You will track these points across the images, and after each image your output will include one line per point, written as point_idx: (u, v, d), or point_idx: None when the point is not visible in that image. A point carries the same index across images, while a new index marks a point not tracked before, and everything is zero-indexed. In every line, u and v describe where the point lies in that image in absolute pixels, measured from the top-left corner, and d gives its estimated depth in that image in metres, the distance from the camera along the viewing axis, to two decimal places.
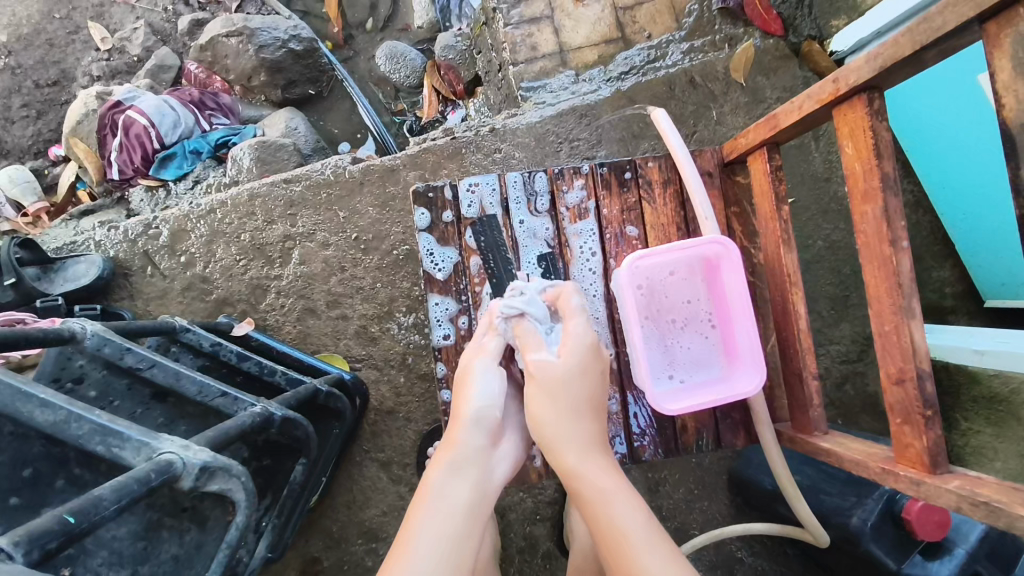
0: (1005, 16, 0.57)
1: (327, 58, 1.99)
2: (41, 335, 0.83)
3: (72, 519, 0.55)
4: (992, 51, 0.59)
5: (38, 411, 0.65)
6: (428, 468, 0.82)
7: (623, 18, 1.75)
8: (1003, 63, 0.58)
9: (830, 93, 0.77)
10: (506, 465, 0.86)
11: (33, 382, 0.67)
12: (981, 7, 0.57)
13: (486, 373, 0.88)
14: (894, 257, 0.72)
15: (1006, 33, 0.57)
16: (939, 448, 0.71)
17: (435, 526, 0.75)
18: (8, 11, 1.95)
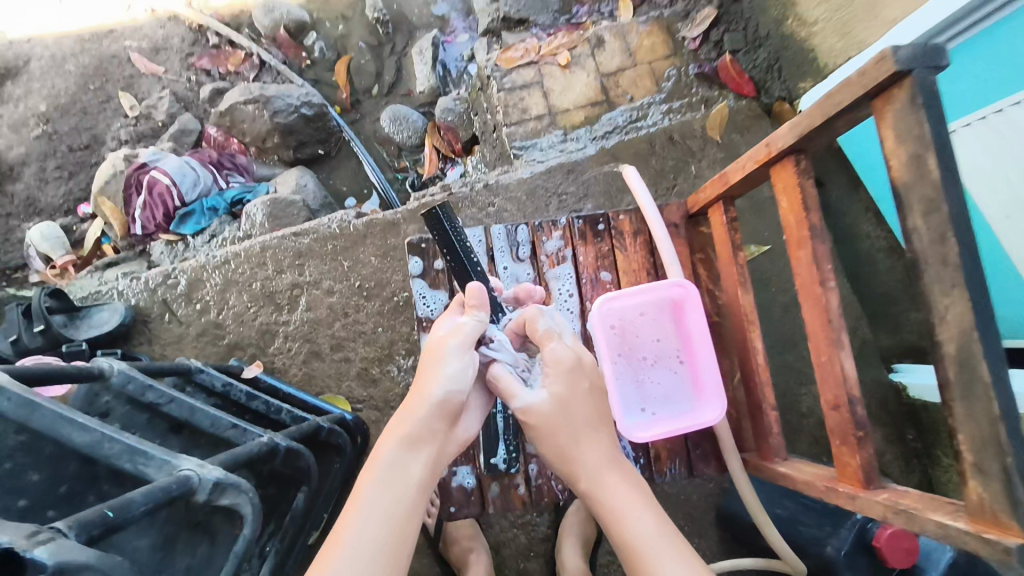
0: (885, 95, 0.66)
1: (336, 121, 2.15)
2: (74, 372, 0.92)
3: (111, 513, 0.64)
4: (878, 122, 0.68)
5: (77, 432, 0.74)
6: (383, 438, 0.84)
7: (608, 83, 1.93)
8: (886, 132, 0.67)
9: (764, 154, 0.89)
10: (457, 441, 0.89)
11: (71, 408, 0.76)
12: (865, 88, 0.67)
13: (454, 360, 0.86)
14: (823, 296, 0.82)
15: (886, 109, 0.66)
16: (871, 465, 0.80)
17: (385, 497, 0.78)
18: (48, 84, 2.14)
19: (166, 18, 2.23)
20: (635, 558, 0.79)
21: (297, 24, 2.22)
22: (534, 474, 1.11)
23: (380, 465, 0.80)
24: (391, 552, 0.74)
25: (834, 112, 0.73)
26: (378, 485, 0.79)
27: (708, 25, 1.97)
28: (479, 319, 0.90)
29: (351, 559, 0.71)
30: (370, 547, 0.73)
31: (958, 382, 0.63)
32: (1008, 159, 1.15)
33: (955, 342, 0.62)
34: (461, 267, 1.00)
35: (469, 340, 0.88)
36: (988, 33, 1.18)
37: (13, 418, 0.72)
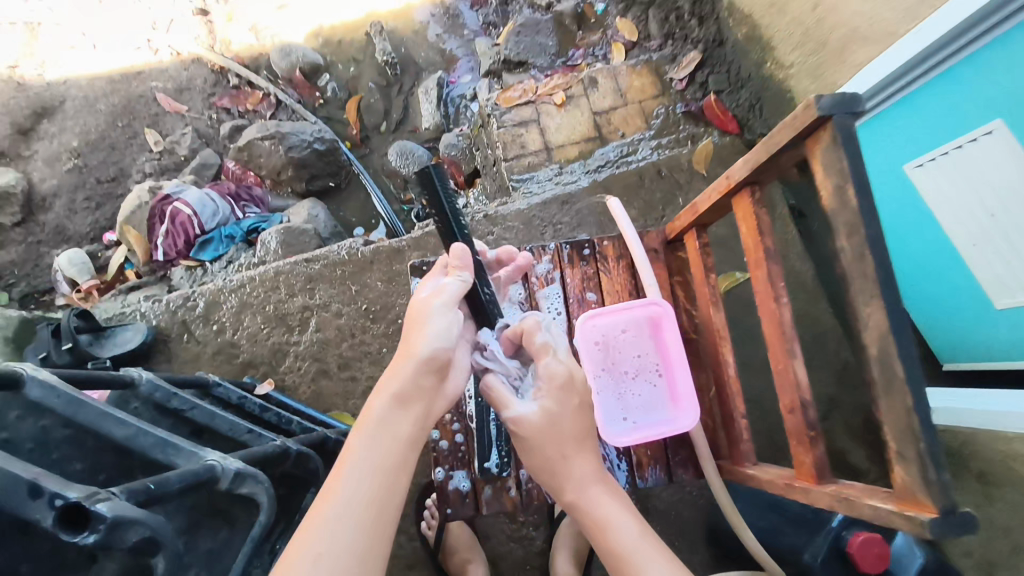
0: (814, 135, 0.77)
1: (347, 156, 2.30)
2: (105, 377, 1.04)
3: (153, 486, 0.74)
4: (809, 158, 0.79)
5: (117, 426, 0.85)
6: (370, 394, 0.81)
7: (600, 120, 2.07)
8: (816, 167, 0.78)
9: (724, 186, 1.01)
10: (445, 400, 0.87)
11: (111, 406, 0.87)
12: (796, 129, 0.79)
13: (439, 317, 0.85)
14: (777, 310, 0.93)
15: (814, 148, 0.77)
16: (821, 461, 0.89)
17: (378, 454, 0.76)
18: (80, 121, 2.30)
19: (191, 61, 2.41)
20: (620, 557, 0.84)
21: (311, 66, 2.38)
22: (526, 478, 1.20)
23: (372, 421, 0.78)
24: (385, 509, 0.73)
25: (775, 149, 0.84)
26: (370, 441, 0.77)
27: (693, 67, 2.11)
28: (462, 280, 0.91)
29: (347, 516, 0.71)
30: (364, 504, 0.72)
31: (882, 380, 0.73)
32: (989, 184, 1.30)
33: (876, 344, 0.72)
34: (449, 228, 1.00)
35: (453, 300, 0.88)
36: (974, 59, 1.30)
37: (61, 413, 0.83)
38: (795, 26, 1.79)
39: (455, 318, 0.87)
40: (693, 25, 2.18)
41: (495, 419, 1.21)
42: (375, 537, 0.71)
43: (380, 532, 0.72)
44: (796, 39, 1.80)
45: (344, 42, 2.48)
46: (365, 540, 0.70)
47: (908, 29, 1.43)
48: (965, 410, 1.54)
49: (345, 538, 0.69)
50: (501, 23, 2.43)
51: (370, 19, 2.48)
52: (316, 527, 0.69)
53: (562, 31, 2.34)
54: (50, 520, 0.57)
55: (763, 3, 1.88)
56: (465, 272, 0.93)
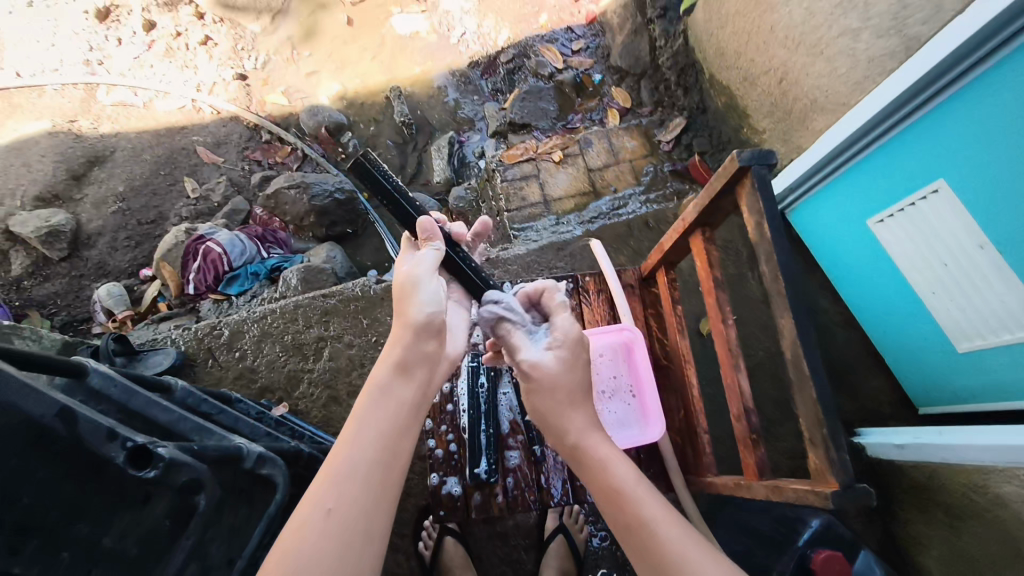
0: (740, 182, 0.96)
1: (364, 205, 2.52)
2: (140, 379, 1.16)
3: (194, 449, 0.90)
4: (739, 202, 0.98)
5: (163, 413, 1.02)
6: (374, 367, 0.94)
7: (594, 177, 2.29)
8: (744, 208, 0.96)
9: (681, 226, 1.19)
10: (441, 367, 1.01)
11: (159, 398, 1.04)
12: (726, 177, 0.97)
13: (425, 283, 1.02)
14: (724, 331, 1.09)
15: (742, 193, 0.96)
16: (761, 461, 1.03)
17: (380, 420, 0.88)
18: (128, 170, 2.56)
19: (229, 119, 2.70)
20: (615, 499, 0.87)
21: (336, 124, 2.65)
22: (511, 485, 1.34)
23: (375, 392, 0.91)
24: (387, 468, 0.84)
25: (716, 191, 1.03)
26: (373, 410, 0.89)
27: (679, 131, 2.36)
28: (435, 249, 1.09)
29: (352, 474, 0.82)
30: (366, 463, 0.83)
31: (798, 380, 0.88)
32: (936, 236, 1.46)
33: (791, 350, 0.88)
34: (398, 204, 1.12)
35: (432, 268, 1.05)
36: (911, 130, 1.47)
37: (117, 400, 0.99)
38: (765, 97, 2.02)
39: (438, 281, 1.05)
40: (679, 94, 2.43)
41: (486, 430, 1.37)
42: (377, 492, 0.82)
43: (381, 487, 0.82)
44: (768, 107, 2.02)
45: (365, 104, 2.76)
46: (366, 493, 0.81)
47: (856, 102, 1.63)
48: (945, 449, 1.55)
49: (350, 493, 0.80)
50: (508, 90, 2.70)
51: (391, 85, 2.78)
52: (325, 485, 0.81)
53: (562, 97, 2.62)
54: (121, 457, 0.78)
55: (737, 76, 2.12)
56: (436, 243, 1.10)
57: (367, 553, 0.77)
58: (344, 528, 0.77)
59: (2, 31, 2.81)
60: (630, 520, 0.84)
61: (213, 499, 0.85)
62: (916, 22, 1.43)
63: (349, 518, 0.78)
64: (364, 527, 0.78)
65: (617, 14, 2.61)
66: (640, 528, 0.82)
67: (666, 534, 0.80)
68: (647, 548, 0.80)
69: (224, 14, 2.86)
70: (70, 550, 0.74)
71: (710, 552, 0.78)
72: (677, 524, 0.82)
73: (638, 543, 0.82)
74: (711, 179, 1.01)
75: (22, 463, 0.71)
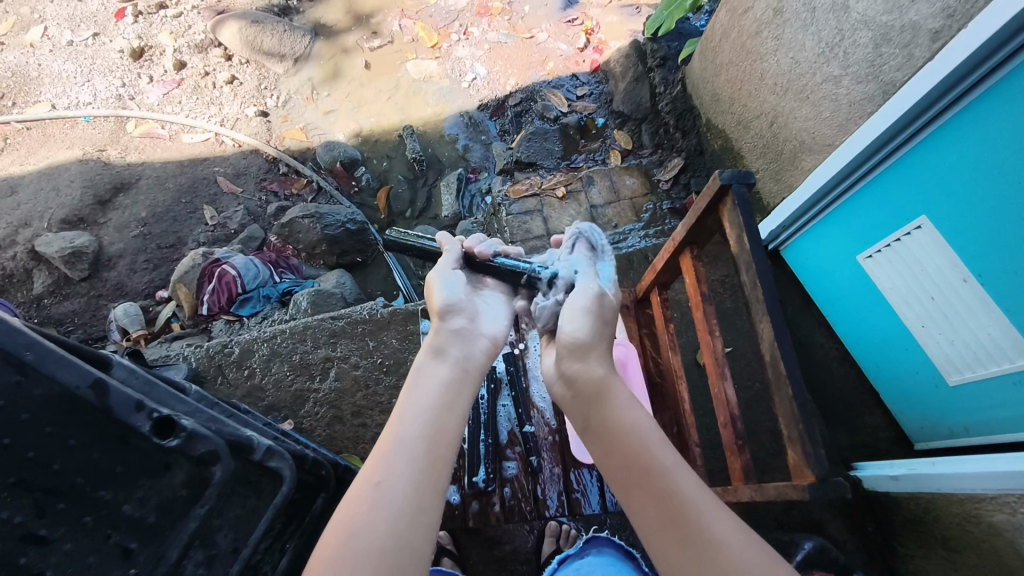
0: (726, 199, 1.08)
1: (374, 237, 2.60)
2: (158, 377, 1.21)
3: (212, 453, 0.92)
4: (725, 219, 1.08)
5: (180, 405, 1.01)
6: (415, 357, 1.04)
7: (596, 213, 2.39)
8: (729, 222, 1.07)
9: (671, 246, 1.30)
10: (483, 356, 1.10)
11: (182, 394, 1.04)
12: (711, 195, 1.09)
13: (445, 277, 1.20)
14: (711, 341, 1.17)
15: (727, 209, 1.07)
16: (747, 465, 1.09)
17: (427, 405, 0.94)
18: (151, 198, 2.68)
19: (249, 152, 2.84)
20: (654, 481, 0.85)
21: (350, 159, 2.79)
22: (506, 494, 1.47)
23: (418, 382, 0.98)
24: (434, 444, 0.88)
25: (703, 208, 1.14)
26: (420, 396, 0.96)
27: (677, 171, 2.46)
28: (450, 248, 1.27)
29: (404, 453, 0.86)
30: (417, 440, 0.88)
31: (775, 380, 0.95)
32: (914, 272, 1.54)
33: (770, 350, 0.96)
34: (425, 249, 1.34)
35: (451, 264, 1.23)
36: (905, 160, 1.51)
37: (137, 392, 0.99)
38: (758, 138, 2.13)
39: (457, 273, 1.21)
40: (678, 137, 2.55)
41: (485, 440, 1.54)
42: (427, 467, 0.85)
43: (430, 464, 0.86)
44: (760, 149, 2.13)
45: (379, 140, 2.91)
46: (420, 470, 0.84)
47: (840, 142, 1.73)
48: (938, 479, 1.47)
49: (400, 468, 0.84)
50: (515, 131, 2.84)
51: (404, 124, 2.92)
52: (377, 461, 0.85)
53: (567, 139, 2.74)
54: (147, 427, 0.86)
55: (732, 120, 2.25)
56: (449, 245, 1.27)
57: (419, 520, 0.79)
58: (398, 500, 0.80)
59: (43, 67, 3.00)
60: (672, 504, 0.82)
61: (229, 472, 0.90)
62: (890, 69, 1.53)
63: (406, 493, 0.81)
64: (415, 501, 0.81)
65: (619, 64, 2.80)
66: (672, 504, 0.82)
67: (698, 512, 0.81)
68: (684, 531, 0.80)
69: (250, 56, 3.02)
70: (92, 515, 0.82)
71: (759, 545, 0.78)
72: (709, 502, 0.82)
73: (678, 527, 0.80)
74: (698, 197, 1.12)
75: (56, 430, 0.81)
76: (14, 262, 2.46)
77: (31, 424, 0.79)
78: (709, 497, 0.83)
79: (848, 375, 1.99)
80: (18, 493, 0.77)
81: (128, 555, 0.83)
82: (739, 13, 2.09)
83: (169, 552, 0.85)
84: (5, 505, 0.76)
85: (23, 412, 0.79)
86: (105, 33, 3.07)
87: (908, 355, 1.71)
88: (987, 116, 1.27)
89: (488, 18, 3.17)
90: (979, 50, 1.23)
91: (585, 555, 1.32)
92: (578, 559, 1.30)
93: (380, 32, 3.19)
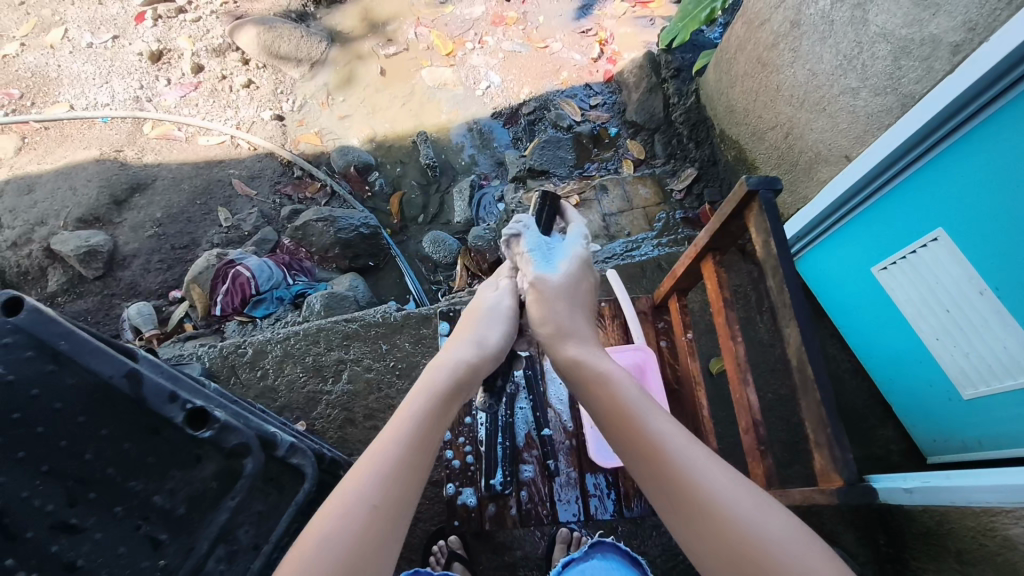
0: (750, 206, 1.10)
1: (387, 242, 2.61)
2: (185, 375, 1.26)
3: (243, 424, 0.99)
4: (750, 226, 1.11)
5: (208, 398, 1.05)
6: (429, 371, 1.10)
7: (609, 222, 2.42)
8: (754, 229, 1.09)
9: (692, 252, 1.31)
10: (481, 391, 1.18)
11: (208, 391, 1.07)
12: (735, 201, 1.11)
13: (489, 301, 1.34)
14: (734, 346, 1.19)
15: (752, 216, 1.09)
16: (769, 471, 1.12)
17: (427, 425, 0.99)
18: (167, 199, 2.70)
19: (264, 155, 2.86)
20: (641, 449, 0.91)
21: (364, 164, 2.81)
22: (522, 498, 1.48)
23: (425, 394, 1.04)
24: (415, 465, 0.93)
25: (727, 214, 1.15)
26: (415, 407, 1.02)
27: (690, 181, 2.48)
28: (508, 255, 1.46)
29: (383, 470, 0.91)
30: (399, 461, 0.92)
31: (802, 385, 0.98)
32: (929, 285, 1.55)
33: (796, 356, 0.99)
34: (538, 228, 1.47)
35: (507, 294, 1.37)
36: (919, 175, 1.53)
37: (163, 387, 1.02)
38: (772, 150, 2.15)
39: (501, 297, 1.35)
40: (691, 147, 2.56)
41: (502, 444, 1.54)
42: (411, 487, 0.91)
43: (412, 489, 0.91)
44: (774, 160, 2.15)
45: (393, 146, 2.93)
46: (400, 491, 0.90)
47: (857, 154, 1.74)
48: (952, 492, 1.45)
49: (390, 488, 0.89)
50: (528, 139, 2.86)
51: (418, 130, 2.95)
52: (365, 478, 0.89)
53: (580, 147, 2.74)
54: (180, 417, 0.93)
55: (747, 132, 2.27)
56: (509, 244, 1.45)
57: (395, 534, 0.86)
58: (380, 511, 0.86)
59: (62, 68, 3.04)
60: (660, 468, 0.87)
61: (259, 464, 0.96)
62: (910, 81, 1.54)
63: (392, 515, 0.87)
64: (393, 520, 0.87)
65: (633, 74, 2.83)
66: (675, 476, 0.85)
67: (706, 480, 0.83)
68: (687, 499, 0.83)
69: (267, 61, 3.06)
70: (122, 505, 0.88)
71: (756, 499, 0.80)
72: (718, 472, 0.84)
73: (668, 492, 0.85)
74: (724, 203, 1.14)
75: (88, 420, 0.88)
76: (29, 259, 2.48)
77: (65, 413, 0.86)
78: (696, 457, 0.87)
79: (862, 387, 1.98)
80: (50, 481, 0.83)
81: (158, 546, 0.88)
82: (756, 25, 2.10)
83: (198, 544, 0.90)
84: (38, 492, 0.82)
85: (55, 403, 0.86)
86: (124, 36, 3.11)
87: (921, 368, 1.71)
88: (1001, 133, 1.29)
89: (503, 28, 3.20)
90: (993, 68, 1.26)
91: (590, 558, 1.31)
92: (582, 562, 1.30)
93: (396, 40, 3.22)
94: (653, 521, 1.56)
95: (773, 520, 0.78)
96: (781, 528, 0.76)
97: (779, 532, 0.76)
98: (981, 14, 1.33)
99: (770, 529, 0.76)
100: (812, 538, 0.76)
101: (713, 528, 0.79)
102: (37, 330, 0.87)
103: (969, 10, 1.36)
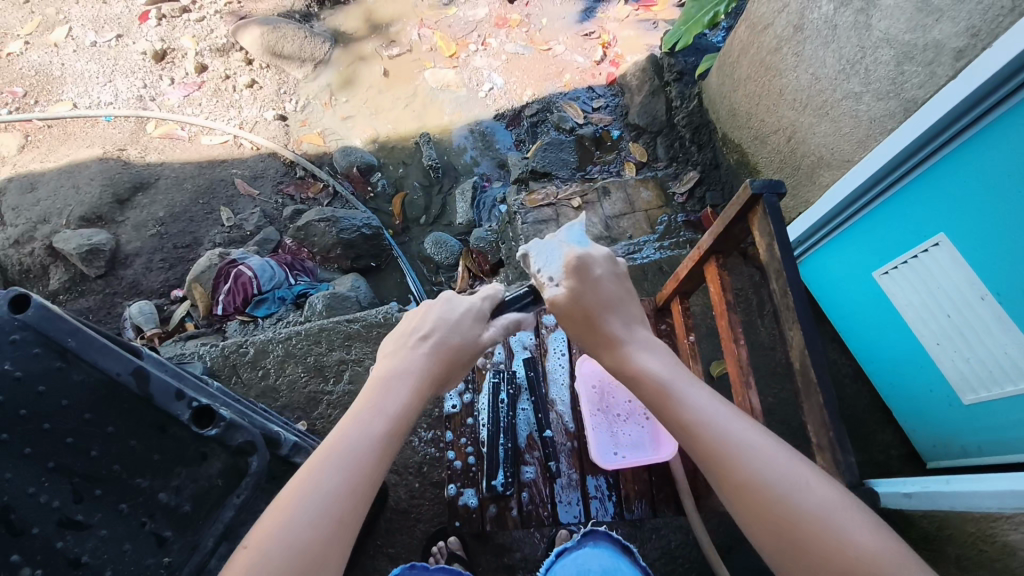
0: (753, 210, 1.10)
1: (388, 242, 2.61)
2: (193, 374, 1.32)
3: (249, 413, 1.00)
4: (753, 230, 1.11)
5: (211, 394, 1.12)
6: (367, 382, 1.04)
7: (611, 224, 2.40)
8: (757, 232, 1.09)
9: (695, 255, 1.32)
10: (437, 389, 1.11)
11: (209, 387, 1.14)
12: (739, 204, 1.11)
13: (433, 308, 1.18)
14: (737, 350, 1.20)
15: (756, 220, 1.09)
16: None
17: (387, 424, 0.95)
18: (169, 199, 2.70)
19: (267, 155, 2.86)
20: (679, 425, 0.91)
21: (366, 165, 2.83)
22: (523, 498, 1.50)
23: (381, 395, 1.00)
24: (377, 449, 0.92)
25: (731, 217, 1.15)
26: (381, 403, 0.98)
27: (692, 184, 2.48)
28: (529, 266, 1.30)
29: (343, 454, 0.89)
30: (362, 443, 0.91)
31: (805, 388, 0.99)
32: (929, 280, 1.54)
33: (799, 359, 1.00)
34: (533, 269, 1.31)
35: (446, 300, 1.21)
36: (918, 181, 1.54)
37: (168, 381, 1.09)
38: (775, 153, 2.15)
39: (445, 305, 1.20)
40: (694, 151, 2.57)
41: (504, 444, 1.55)
42: (372, 483, 0.89)
43: (373, 470, 0.90)
44: (776, 163, 2.15)
45: (395, 147, 2.93)
46: (361, 474, 0.89)
47: (859, 158, 1.74)
48: (953, 497, 1.45)
49: (346, 473, 0.88)
50: (530, 141, 2.86)
51: (421, 131, 2.95)
52: (321, 464, 0.88)
53: (583, 150, 2.76)
54: (186, 415, 1.00)
55: (749, 135, 2.27)
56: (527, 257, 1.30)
57: (352, 517, 0.85)
58: (336, 496, 0.85)
59: (66, 67, 3.04)
60: (700, 443, 0.88)
61: (262, 462, 1.02)
62: (912, 87, 1.55)
63: (360, 497, 0.87)
64: (348, 505, 0.85)
65: (635, 76, 2.84)
66: (714, 452, 0.86)
67: (743, 451, 0.84)
68: (725, 470, 0.84)
69: (270, 61, 3.07)
70: (127, 503, 0.95)
71: (804, 475, 0.82)
72: (754, 441, 0.86)
73: (710, 466, 0.86)
74: (728, 206, 1.14)
75: (94, 418, 0.95)
76: (31, 257, 2.48)
77: (71, 410, 0.94)
78: (746, 439, 0.86)
79: (862, 391, 1.99)
80: (56, 477, 0.91)
81: (162, 543, 0.95)
82: (759, 30, 2.11)
83: (203, 542, 0.96)
84: (45, 488, 0.90)
85: (63, 400, 0.94)
86: (128, 35, 3.12)
87: (922, 372, 1.71)
88: (999, 141, 1.30)
89: (506, 30, 3.21)
90: (992, 78, 1.27)
91: (582, 546, 1.30)
92: (574, 550, 1.29)
93: (399, 41, 3.23)
94: (653, 523, 1.56)
95: (815, 483, 0.81)
96: (815, 494, 0.80)
97: (813, 499, 0.79)
98: (983, 20, 1.33)
99: (806, 498, 0.79)
100: (854, 505, 0.79)
101: (754, 501, 0.81)
102: (43, 326, 0.95)
103: (972, 16, 1.36)
